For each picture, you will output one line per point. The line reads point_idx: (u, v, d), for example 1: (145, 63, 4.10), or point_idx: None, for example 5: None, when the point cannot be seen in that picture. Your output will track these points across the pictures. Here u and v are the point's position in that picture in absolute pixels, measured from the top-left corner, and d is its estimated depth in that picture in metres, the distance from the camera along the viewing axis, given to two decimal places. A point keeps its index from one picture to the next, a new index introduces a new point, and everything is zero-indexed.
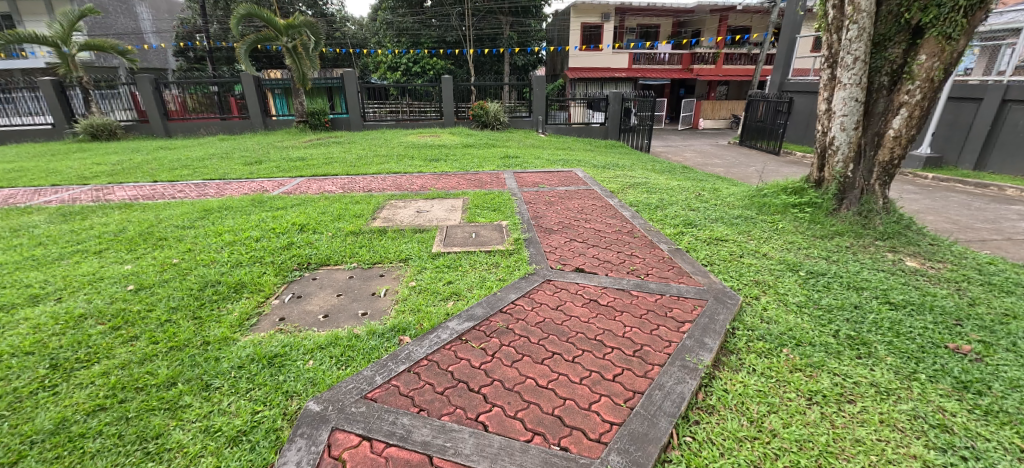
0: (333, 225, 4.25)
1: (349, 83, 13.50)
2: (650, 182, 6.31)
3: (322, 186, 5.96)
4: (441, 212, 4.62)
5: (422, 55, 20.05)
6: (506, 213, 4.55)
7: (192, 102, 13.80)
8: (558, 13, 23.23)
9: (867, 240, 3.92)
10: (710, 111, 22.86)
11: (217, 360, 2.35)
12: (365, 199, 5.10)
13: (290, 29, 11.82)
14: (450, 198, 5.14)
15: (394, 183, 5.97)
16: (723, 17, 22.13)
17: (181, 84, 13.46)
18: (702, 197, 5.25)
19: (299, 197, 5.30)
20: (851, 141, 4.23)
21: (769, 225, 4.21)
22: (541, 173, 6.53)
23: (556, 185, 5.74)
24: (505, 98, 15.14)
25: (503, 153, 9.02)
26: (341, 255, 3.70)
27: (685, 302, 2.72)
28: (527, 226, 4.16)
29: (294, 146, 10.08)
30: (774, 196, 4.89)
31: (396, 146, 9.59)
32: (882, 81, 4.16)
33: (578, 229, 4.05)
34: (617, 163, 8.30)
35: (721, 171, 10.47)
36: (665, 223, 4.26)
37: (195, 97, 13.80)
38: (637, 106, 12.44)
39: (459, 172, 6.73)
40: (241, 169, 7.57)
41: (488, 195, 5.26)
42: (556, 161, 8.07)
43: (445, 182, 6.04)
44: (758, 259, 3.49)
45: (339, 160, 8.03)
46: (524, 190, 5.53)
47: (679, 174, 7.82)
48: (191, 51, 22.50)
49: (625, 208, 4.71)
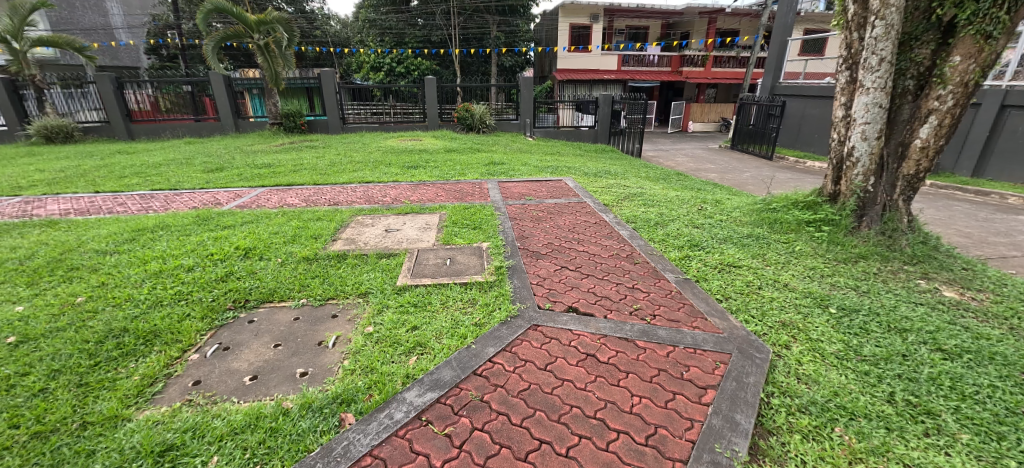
0: (285, 248, 3.64)
1: (327, 84, 12.82)
2: (646, 193, 5.83)
3: (283, 198, 5.34)
4: (413, 231, 4.05)
5: (407, 55, 19.40)
6: (488, 232, 4.00)
7: (164, 102, 12.94)
8: (546, 14, 22.76)
9: (894, 265, 3.46)
10: (699, 113, 22.63)
11: (89, 455, 1.74)
12: (329, 215, 4.51)
13: (262, 25, 11.11)
14: (426, 213, 4.57)
15: (365, 195, 5.38)
16: (712, 20, 21.92)
17: (153, 83, 12.66)
18: (704, 211, 4.77)
19: (253, 212, 4.67)
20: (872, 152, 3.77)
21: (783, 246, 3.73)
22: (529, 182, 5.99)
23: (545, 197, 5.21)
24: (493, 101, 14.60)
25: (488, 159, 8.49)
26: (287, 288, 3.10)
27: (703, 358, 2.20)
28: (511, 249, 3.61)
29: (264, 150, 9.39)
30: (784, 212, 4.42)
31: (374, 151, 8.97)
32: (907, 84, 3.72)
33: (569, 254, 3.51)
34: (608, 170, 7.81)
35: (715, 177, 10.08)
36: (669, 244, 3.74)
37: (168, 97, 12.96)
38: (628, 109, 12.02)
39: (439, 181, 6.16)
40: (200, 177, 6.89)
41: (468, 209, 4.70)
42: (545, 168, 7.56)
43: (422, 194, 5.46)
44: (779, 290, 2.99)
45: (309, 167, 7.40)
46: (509, 203, 4.99)
47: (675, 182, 7.37)
48: (164, 49, 21.45)
49: (622, 225, 4.19)
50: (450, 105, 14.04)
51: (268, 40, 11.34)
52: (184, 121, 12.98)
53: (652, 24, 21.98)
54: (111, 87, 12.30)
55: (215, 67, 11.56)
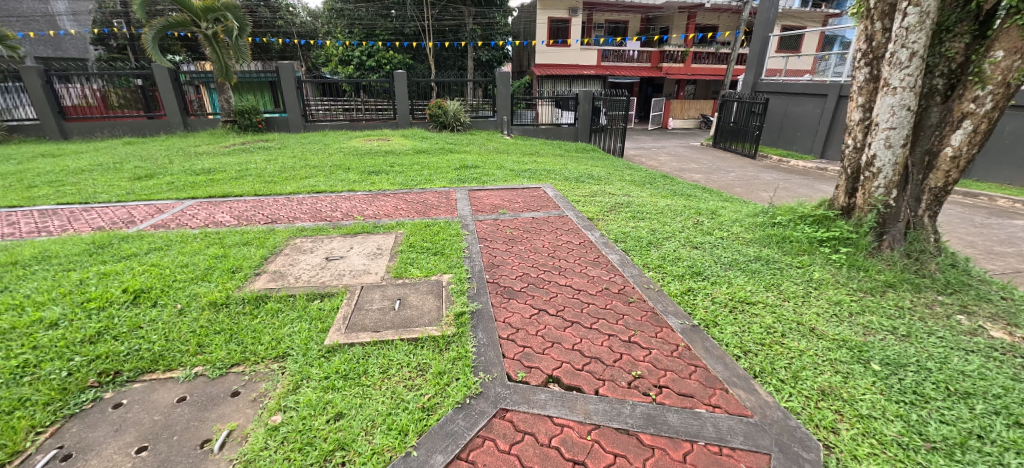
0: (192, 288, 2.90)
1: (286, 78, 11.79)
2: (634, 202, 5.23)
3: (212, 214, 4.51)
4: (360, 260, 3.32)
5: (376, 48, 18.34)
6: (451, 259, 3.32)
7: (115, 97, 11.62)
8: (523, 7, 21.99)
9: (928, 297, 2.95)
10: (680, 110, 22.34)
11: None
12: (262, 237, 3.76)
13: (210, 12, 10.05)
14: (379, 233, 3.86)
15: (312, 209, 4.62)
16: (691, 15, 21.57)
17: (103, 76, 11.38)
18: (701, 226, 4.22)
19: (167, 236, 3.86)
20: (897, 161, 3.26)
21: (797, 273, 3.18)
22: (504, 190, 5.32)
23: (521, 210, 4.54)
24: (469, 97, 13.81)
25: (460, 161, 7.78)
26: (180, 351, 2.37)
27: (732, 464, 1.58)
28: (479, 284, 2.94)
29: (210, 152, 8.41)
30: (791, 228, 3.89)
31: (334, 153, 8.14)
32: (936, 84, 3.22)
33: (548, 288, 2.87)
34: (591, 174, 7.19)
35: (701, 179, 9.65)
36: (665, 272, 3.15)
37: (119, 92, 11.62)
38: (608, 105, 11.54)
39: (401, 189, 5.42)
40: (123, 185, 5.93)
41: (430, 227, 4.00)
42: (522, 173, 6.87)
43: (378, 206, 4.70)
44: (805, 339, 2.42)
45: (256, 172, 6.53)
46: (479, 217, 4.32)
47: (663, 187, 6.81)
48: (112, 40, 19.72)
49: (610, 247, 3.58)
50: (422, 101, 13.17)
51: (217, 29, 10.28)
52: (125, 118, 11.65)
53: (631, 19, 21.48)
54: (39, 81, 10.86)
55: (159, 60, 10.43)
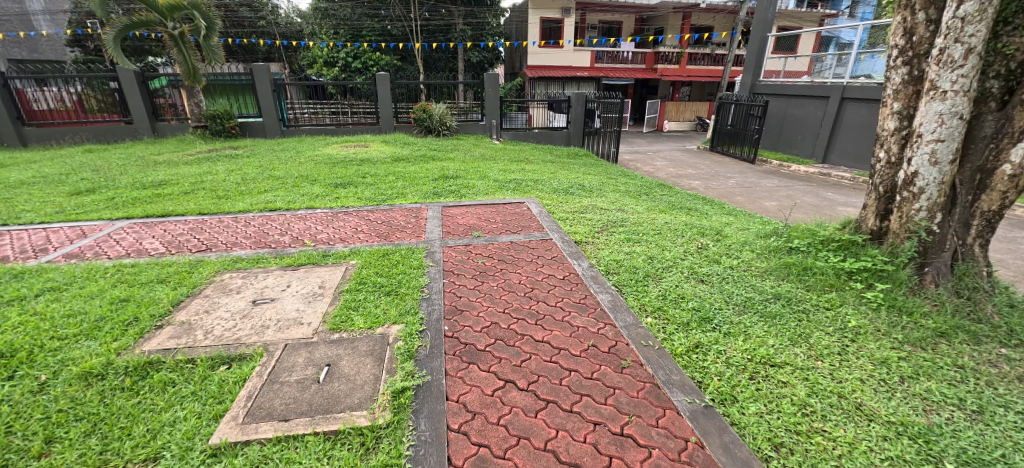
0: (68, 351, 2.26)
1: (262, 81, 11.13)
2: (629, 219, 4.64)
3: (140, 240, 3.87)
4: (293, 304, 2.71)
5: (363, 49, 17.75)
6: (405, 302, 2.71)
7: (91, 101, 10.77)
8: (516, 7, 21.42)
9: (990, 350, 2.36)
10: (674, 112, 22.16)
11: None
12: (185, 273, 3.14)
13: (176, 11, 9.38)
14: (327, 264, 3.26)
15: (259, 232, 4.00)
16: (686, 15, 21.12)
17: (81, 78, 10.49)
18: (707, 251, 3.64)
19: (72, 271, 3.21)
20: (944, 180, 2.70)
21: (826, 319, 2.61)
22: (482, 206, 4.75)
23: (499, 233, 3.94)
24: (459, 99, 12.95)
25: (441, 170, 7.17)
26: (17, 451, 1.71)
27: None
28: (433, 339, 2.33)
29: (170, 161, 7.75)
30: (813, 256, 3.32)
31: (305, 161, 7.50)
32: (991, 87, 2.67)
33: (521, 346, 2.27)
34: (582, 184, 6.61)
35: (699, 186, 9.13)
36: (665, 318, 2.57)
37: (95, 95, 10.75)
38: (603, 108, 11.00)
39: (366, 205, 4.83)
40: (58, 201, 5.26)
41: (389, 256, 3.40)
42: (506, 183, 6.28)
43: (334, 228, 4.09)
44: (852, 423, 1.84)
45: (212, 183, 5.89)
46: (449, 242, 3.72)
47: (660, 199, 6.24)
48: (88, 41, 18.90)
49: (599, 282, 2.98)
50: (406, 104, 12.48)
51: (183, 29, 9.61)
52: (87, 123, 10.89)
53: (625, 19, 21.01)
54: None
55: (122, 62, 9.75)
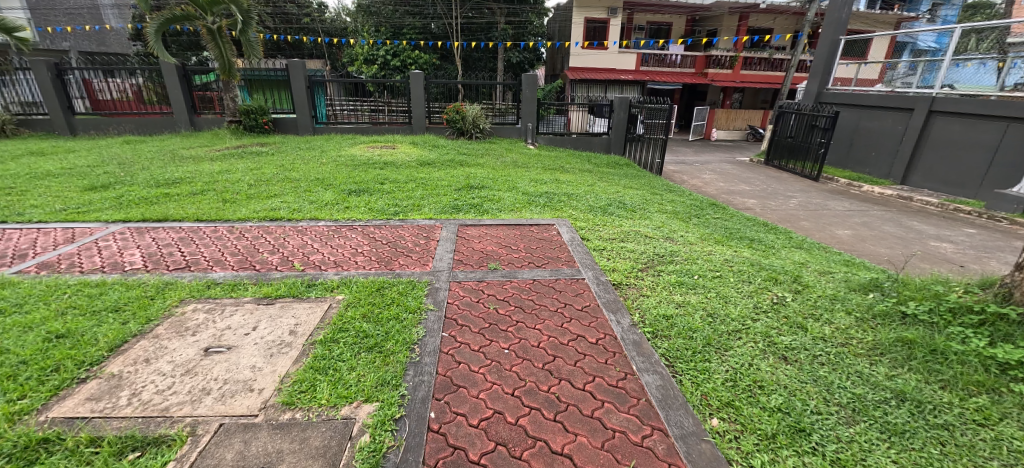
0: None
1: (296, 76, 10.95)
2: (679, 252, 3.85)
3: (125, 249, 3.50)
4: (250, 359, 2.16)
5: (402, 48, 17.45)
6: (384, 367, 2.08)
7: (145, 92, 11.08)
8: (560, 6, 20.69)
9: None
10: (724, 120, 20.77)
11: None
12: (146, 300, 2.67)
13: (215, 6, 9.35)
14: (309, 299, 2.71)
15: (249, 247, 3.54)
16: (743, 16, 19.66)
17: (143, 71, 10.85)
18: (785, 309, 2.82)
19: (28, 289, 2.79)
20: None
21: (985, 446, 1.76)
22: (504, 226, 4.12)
23: (520, 266, 3.27)
24: (497, 99, 12.21)
25: (466, 178, 6.58)
26: None
27: None
28: (411, 437, 1.69)
29: (196, 157, 7.60)
30: (943, 334, 2.44)
31: (327, 162, 7.14)
32: None
33: (530, 462, 1.58)
34: (622, 201, 5.82)
35: (755, 206, 8.11)
36: (739, 424, 1.82)
37: (147, 87, 11.04)
38: (647, 114, 10.13)
39: (375, 219, 4.28)
40: (69, 197, 5.07)
41: (383, 291, 2.80)
42: (537, 197, 5.59)
43: (332, 247, 3.56)
44: None
45: (225, 183, 5.59)
46: (458, 274, 3.09)
47: (714, 223, 5.36)
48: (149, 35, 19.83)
49: (642, 354, 2.24)
50: (440, 104, 12.04)
51: (221, 24, 9.57)
52: (133, 115, 11.13)
53: (675, 20, 19.84)
54: (48, 74, 10.45)
55: (164, 56, 9.84)
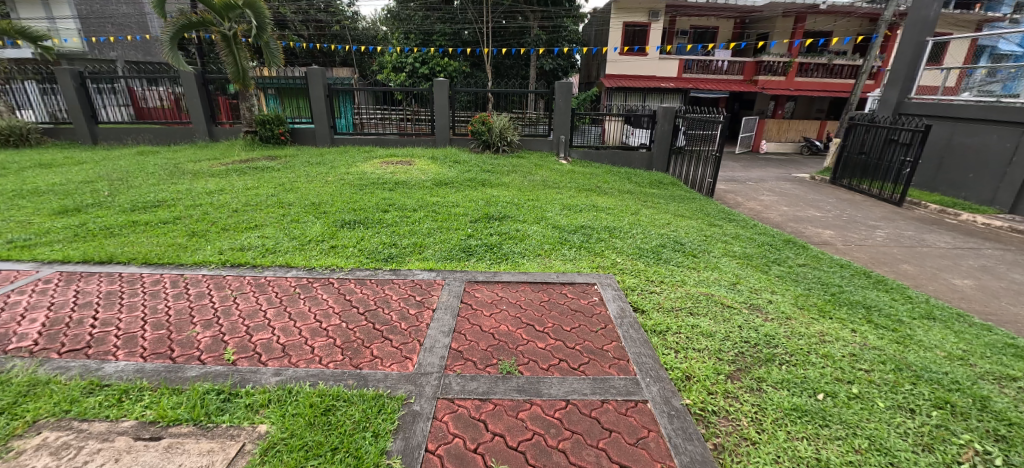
0: None
1: (315, 85, 10.34)
2: (777, 338, 2.64)
3: (30, 311, 2.68)
4: None
5: (431, 55, 16.69)
6: None
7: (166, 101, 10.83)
8: (598, 10, 19.56)
9: None
10: (774, 131, 19.15)
11: None
12: None
13: (230, 11, 8.87)
14: (215, 432, 1.74)
15: (181, 315, 2.61)
16: (800, 18, 17.89)
17: (163, 79, 10.58)
18: None
19: None
20: None
21: None
22: (528, 286, 3.10)
23: (545, 368, 2.19)
24: (527, 108, 11.14)
25: (485, 203, 5.54)
26: None
27: None
28: None
29: (197, 172, 6.98)
30: None
31: (332, 181, 6.31)
32: None
33: None
34: (678, 239, 4.66)
35: (835, 240, 6.70)
36: None
37: (167, 95, 10.76)
38: (695, 124, 8.79)
39: (360, 269, 3.30)
40: (30, 222, 4.42)
41: (329, 421, 1.79)
42: (571, 234, 4.50)
43: (290, 317, 2.60)
44: None
45: (208, 208, 4.82)
46: (449, 383, 2.04)
47: (802, 275, 4.11)
48: None
49: None
50: (465, 113, 11.18)
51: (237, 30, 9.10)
52: (154, 124, 10.89)
53: (722, 24, 18.43)
54: (72, 82, 10.30)
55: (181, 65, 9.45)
